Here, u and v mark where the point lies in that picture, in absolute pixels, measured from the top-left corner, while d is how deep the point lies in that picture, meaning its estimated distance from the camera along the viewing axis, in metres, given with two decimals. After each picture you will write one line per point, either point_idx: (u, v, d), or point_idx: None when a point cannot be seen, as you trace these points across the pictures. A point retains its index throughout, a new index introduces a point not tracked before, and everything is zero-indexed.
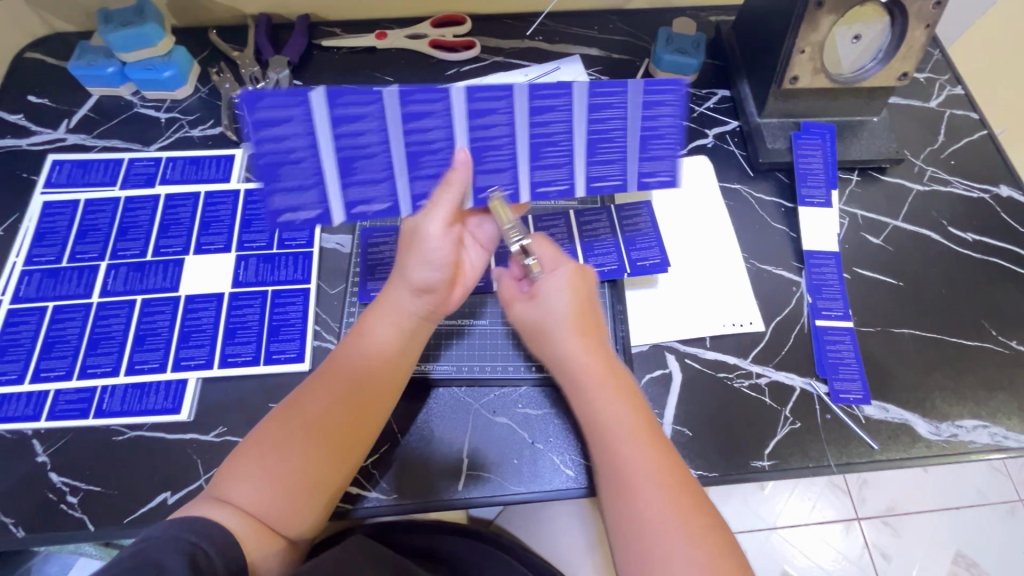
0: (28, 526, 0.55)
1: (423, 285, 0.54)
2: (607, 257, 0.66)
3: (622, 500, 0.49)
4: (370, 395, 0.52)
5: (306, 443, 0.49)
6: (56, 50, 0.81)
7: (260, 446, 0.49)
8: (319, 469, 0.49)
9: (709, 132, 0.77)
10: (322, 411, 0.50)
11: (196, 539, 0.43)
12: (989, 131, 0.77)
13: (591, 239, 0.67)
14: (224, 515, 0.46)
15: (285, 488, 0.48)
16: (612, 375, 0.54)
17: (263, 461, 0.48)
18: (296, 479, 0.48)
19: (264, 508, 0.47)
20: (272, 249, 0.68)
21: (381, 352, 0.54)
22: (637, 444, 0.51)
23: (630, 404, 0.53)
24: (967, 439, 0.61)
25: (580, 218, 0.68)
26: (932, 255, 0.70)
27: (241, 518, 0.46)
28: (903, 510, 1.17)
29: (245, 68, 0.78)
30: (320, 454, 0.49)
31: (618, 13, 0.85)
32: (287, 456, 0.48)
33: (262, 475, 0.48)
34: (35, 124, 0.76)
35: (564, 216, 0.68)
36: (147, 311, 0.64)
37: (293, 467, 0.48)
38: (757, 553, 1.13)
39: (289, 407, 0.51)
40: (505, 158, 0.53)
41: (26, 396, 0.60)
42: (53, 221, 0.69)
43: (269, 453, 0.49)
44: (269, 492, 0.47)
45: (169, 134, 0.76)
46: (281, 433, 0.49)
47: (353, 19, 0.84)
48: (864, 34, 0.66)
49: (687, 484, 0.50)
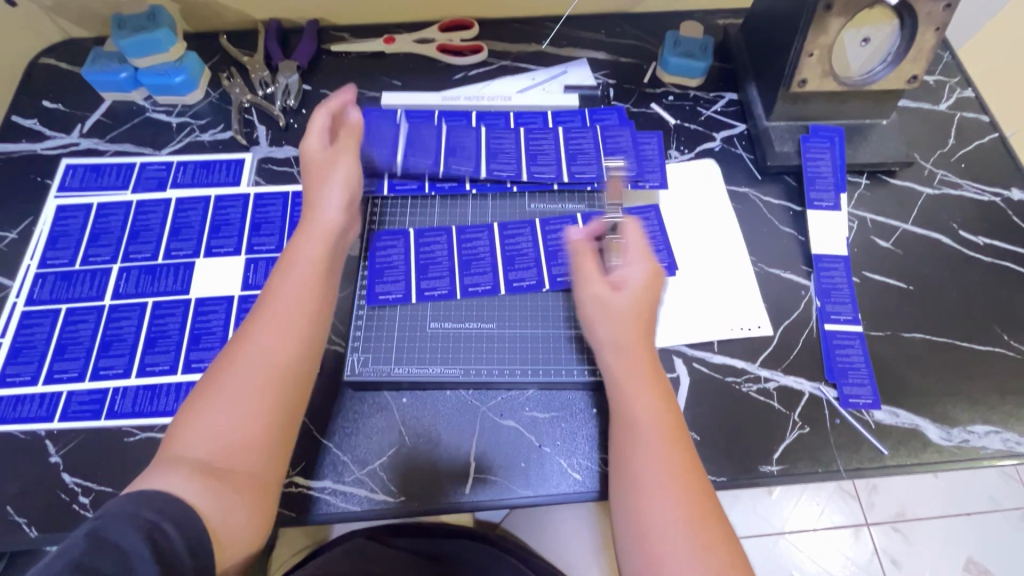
0: (40, 526, 0.56)
1: (339, 217, 0.59)
2: None
3: (632, 502, 0.49)
4: (297, 339, 0.51)
5: (231, 405, 0.47)
6: (70, 55, 0.82)
7: (193, 410, 0.47)
8: (250, 425, 0.47)
9: (717, 136, 0.77)
10: (247, 368, 0.48)
11: (159, 519, 0.40)
12: (1000, 134, 0.77)
13: None
14: (172, 475, 0.43)
15: (229, 449, 0.45)
16: (643, 372, 0.55)
17: (196, 428, 0.46)
18: (238, 438, 0.46)
19: (211, 457, 0.44)
20: (281, 253, 0.69)
21: (300, 303, 0.53)
22: (664, 445, 0.51)
23: (666, 406, 0.53)
24: (978, 445, 0.60)
25: (587, 220, 0.70)
26: (942, 259, 0.69)
27: (189, 484, 0.43)
28: (914, 515, 1.16)
29: (256, 73, 0.79)
30: (256, 404, 0.47)
31: (625, 17, 0.86)
32: (219, 418, 0.46)
33: (197, 440, 0.45)
34: (49, 129, 0.77)
35: (572, 219, 0.70)
36: (159, 314, 0.65)
37: (237, 406, 0.47)
38: (766, 558, 1.13)
39: (206, 379, 0.48)
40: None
41: (39, 397, 0.61)
42: (67, 225, 0.70)
43: (203, 419, 0.46)
44: (212, 458, 0.45)
45: (180, 139, 0.77)
46: (209, 399, 0.47)
47: (362, 24, 0.85)
48: (874, 37, 0.66)
49: (705, 497, 0.49)
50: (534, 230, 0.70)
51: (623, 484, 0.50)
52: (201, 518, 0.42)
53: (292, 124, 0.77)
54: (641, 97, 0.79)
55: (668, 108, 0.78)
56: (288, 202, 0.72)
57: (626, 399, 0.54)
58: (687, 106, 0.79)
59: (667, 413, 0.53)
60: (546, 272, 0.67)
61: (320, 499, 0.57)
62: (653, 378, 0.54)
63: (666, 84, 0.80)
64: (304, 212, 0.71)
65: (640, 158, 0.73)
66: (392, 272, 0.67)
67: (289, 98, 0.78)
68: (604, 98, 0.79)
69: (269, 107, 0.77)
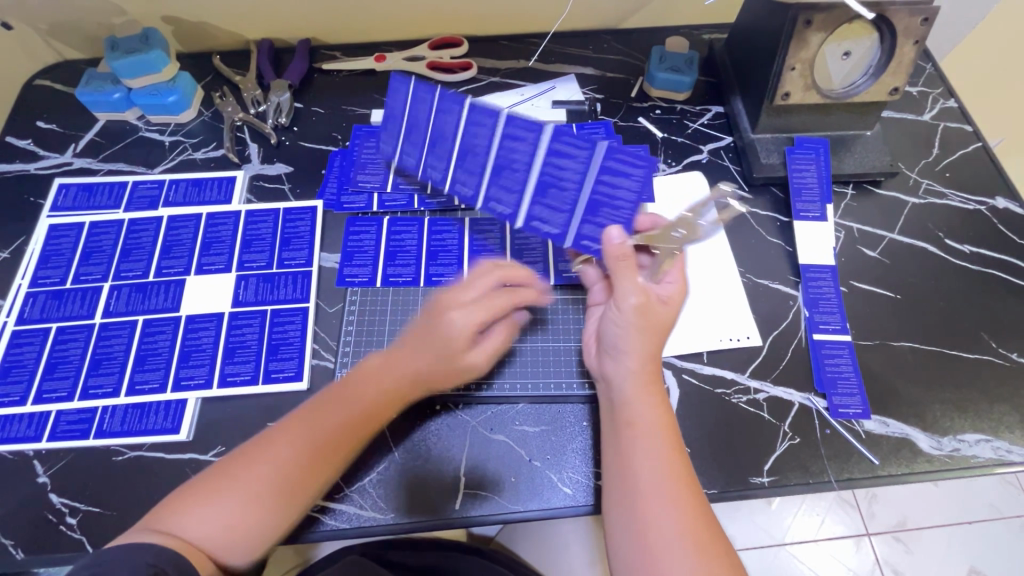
0: (26, 547, 0.56)
1: (442, 350, 0.56)
2: (555, 215, 0.63)
3: (631, 512, 0.49)
4: (339, 445, 0.53)
5: (269, 487, 0.50)
6: (65, 76, 0.83)
7: (223, 477, 0.50)
8: (275, 508, 0.50)
9: (704, 148, 0.77)
10: (297, 449, 0.51)
11: (158, 562, 0.44)
12: (984, 143, 0.77)
13: (550, 180, 0.62)
14: (174, 536, 0.46)
15: (247, 524, 0.49)
16: (647, 379, 0.55)
17: (228, 490, 0.49)
18: (251, 511, 0.49)
19: (212, 535, 0.47)
20: (272, 269, 0.69)
21: (350, 421, 0.54)
22: (659, 453, 0.51)
23: (662, 414, 0.54)
24: (969, 454, 0.60)
25: (556, 147, 0.61)
26: (929, 268, 0.70)
27: (200, 546, 0.47)
28: (915, 525, 1.15)
29: (248, 91, 0.80)
30: (277, 488, 0.50)
31: (612, 32, 0.87)
32: (231, 494, 0.49)
33: (223, 503, 0.48)
34: (43, 149, 0.78)
35: (538, 132, 0.61)
36: (149, 332, 0.65)
37: (247, 496, 0.49)
38: (767, 569, 1.12)
39: (263, 440, 0.52)
40: (565, 199, 0.62)
41: (28, 417, 0.61)
42: (59, 244, 0.70)
43: (237, 478, 0.49)
44: (232, 528, 0.48)
45: (172, 157, 0.78)
46: (255, 464, 0.50)
47: (353, 43, 0.86)
48: (853, 51, 0.67)
49: (698, 502, 0.50)
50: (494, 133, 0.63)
51: (623, 494, 0.51)
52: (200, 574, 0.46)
53: (284, 141, 0.78)
54: (629, 111, 0.80)
55: (655, 121, 0.79)
56: (279, 219, 0.72)
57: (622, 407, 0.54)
58: (674, 119, 0.80)
59: (664, 418, 0.53)
60: (451, 174, 0.67)
61: (307, 517, 0.57)
62: (655, 386, 0.55)
63: (653, 98, 0.81)
64: (295, 229, 0.72)
65: None
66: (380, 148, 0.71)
67: (281, 116, 0.79)
68: (592, 112, 0.79)
69: (261, 125, 0.78)
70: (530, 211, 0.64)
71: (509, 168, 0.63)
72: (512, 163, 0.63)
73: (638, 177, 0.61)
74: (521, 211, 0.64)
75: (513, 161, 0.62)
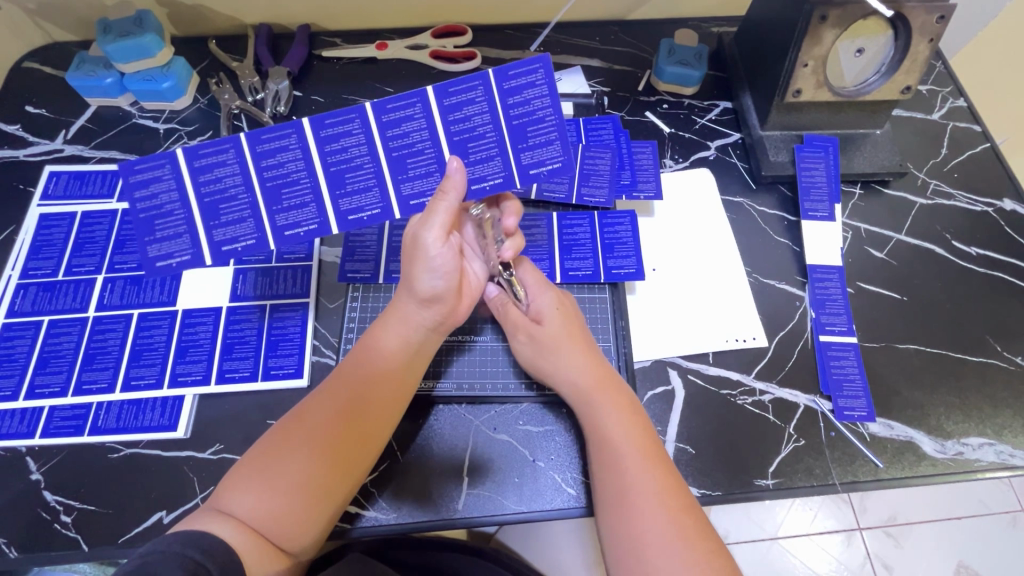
0: (20, 546, 0.54)
1: (430, 294, 0.54)
2: (546, 150, 0.55)
3: (622, 520, 0.49)
4: (378, 409, 0.52)
5: (309, 456, 0.48)
6: (54, 58, 0.81)
7: (261, 458, 0.48)
8: (321, 480, 0.48)
9: (711, 144, 0.76)
10: (335, 420, 0.50)
11: (203, 559, 0.41)
12: (992, 144, 0.77)
13: (520, 125, 0.54)
14: (218, 525, 0.44)
15: (293, 496, 0.47)
16: (614, 393, 0.55)
17: (269, 472, 0.47)
18: (307, 486, 0.47)
19: (262, 517, 0.46)
20: (271, 263, 0.67)
21: (379, 379, 0.53)
22: (644, 464, 0.50)
23: (635, 426, 0.53)
24: (973, 457, 0.60)
25: (504, 87, 0.53)
26: (935, 270, 0.69)
27: (243, 529, 0.45)
28: (905, 519, 1.16)
29: (245, 78, 0.77)
30: (329, 460, 0.49)
31: (619, 24, 0.85)
32: (281, 474, 0.47)
33: (270, 487, 0.46)
34: (33, 134, 0.76)
35: (482, 80, 0.52)
36: (145, 325, 0.63)
37: (299, 479, 0.47)
38: (757, 562, 1.13)
39: (298, 416, 0.51)
40: (546, 133, 0.54)
41: (20, 413, 0.59)
42: (50, 234, 0.68)
43: (281, 457, 0.48)
44: (276, 506, 0.46)
45: (167, 145, 0.76)
46: (296, 440, 0.49)
47: (354, 30, 0.84)
48: (867, 47, 0.66)
49: (691, 508, 0.49)
50: (431, 112, 0.53)
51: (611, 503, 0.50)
52: (244, 562, 0.43)
53: None
54: (636, 105, 0.79)
55: (663, 116, 0.78)
56: None
57: (591, 420, 0.54)
58: (682, 115, 0.78)
59: (641, 432, 0.53)
60: (394, 191, 0.55)
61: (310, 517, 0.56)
62: (622, 397, 0.55)
63: (661, 92, 0.80)
64: None
65: (635, 168, 0.72)
66: (236, 217, 0.53)
67: (279, 104, 0.77)
68: (598, 106, 0.78)
69: (258, 113, 0.76)
70: (520, 163, 0.55)
71: (414, 156, 0.54)
72: (415, 149, 0.54)
73: (544, 80, 0.53)
74: (510, 167, 0.55)
75: (475, 129, 0.54)
